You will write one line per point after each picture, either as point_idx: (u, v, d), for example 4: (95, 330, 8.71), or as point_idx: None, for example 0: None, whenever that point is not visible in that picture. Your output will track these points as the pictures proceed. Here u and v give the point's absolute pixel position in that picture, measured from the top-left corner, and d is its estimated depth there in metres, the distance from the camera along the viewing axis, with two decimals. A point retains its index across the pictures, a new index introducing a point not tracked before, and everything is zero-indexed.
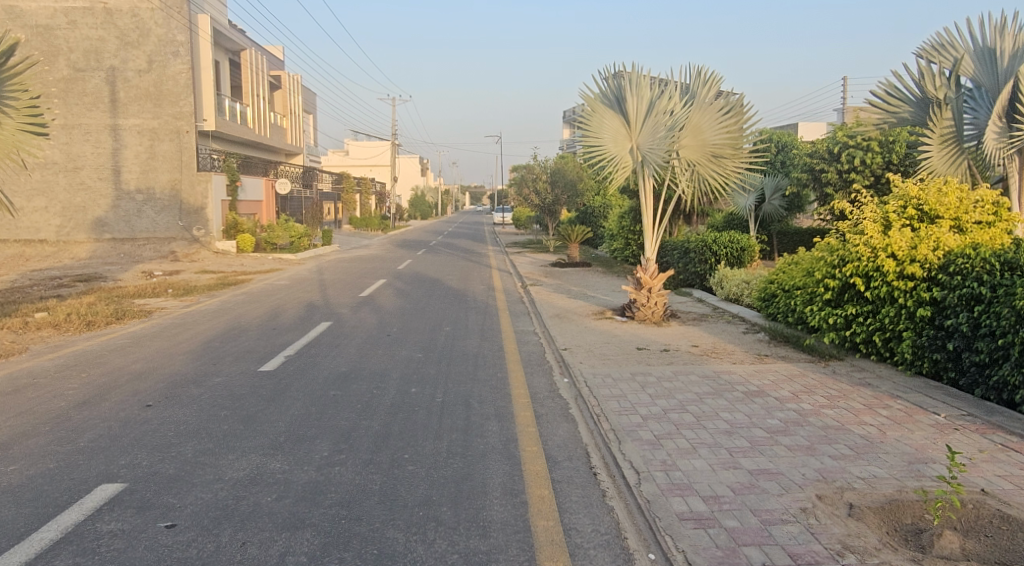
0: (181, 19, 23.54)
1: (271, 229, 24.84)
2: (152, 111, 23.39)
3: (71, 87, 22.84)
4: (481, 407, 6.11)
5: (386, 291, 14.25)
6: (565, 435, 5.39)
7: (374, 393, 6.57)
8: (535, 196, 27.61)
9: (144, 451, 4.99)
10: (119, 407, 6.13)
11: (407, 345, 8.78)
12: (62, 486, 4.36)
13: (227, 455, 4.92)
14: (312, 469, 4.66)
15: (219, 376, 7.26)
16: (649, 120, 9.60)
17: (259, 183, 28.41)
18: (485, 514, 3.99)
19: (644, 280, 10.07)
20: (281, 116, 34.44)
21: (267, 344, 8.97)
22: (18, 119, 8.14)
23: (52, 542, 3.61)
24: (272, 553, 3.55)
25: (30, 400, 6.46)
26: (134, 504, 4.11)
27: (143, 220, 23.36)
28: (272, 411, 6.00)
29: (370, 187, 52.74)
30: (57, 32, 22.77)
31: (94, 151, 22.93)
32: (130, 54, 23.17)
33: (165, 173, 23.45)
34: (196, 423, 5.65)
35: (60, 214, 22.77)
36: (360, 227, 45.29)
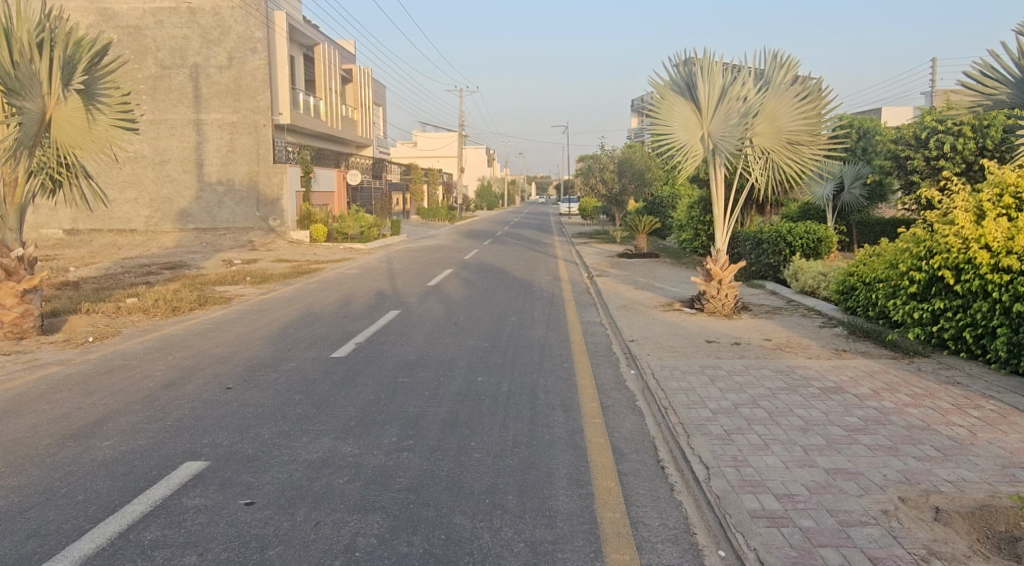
0: (259, 16, 24.09)
1: (341, 220, 25.39)
2: (231, 106, 24.27)
3: (158, 85, 24.16)
4: (547, 397, 6.11)
5: (453, 281, 14.42)
6: (632, 428, 5.33)
7: (442, 380, 6.68)
8: (602, 186, 27.25)
9: (226, 432, 5.23)
10: (203, 389, 6.44)
11: (474, 334, 8.87)
12: (150, 462, 4.61)
13: (301, 438, 5.10)
14: (382, 453, 4.79)
15: (294, 361, 7.54)
16: (721, 107, 9.33)
17: (331, 174, 29.24)
18: (552, 504, 3.99)
19: (714, 272, 9.80)
20: (352, 109, 35.20)
21: (338, 331, 9.26)
22: (111, 115, 8.60)
23: (142, 515, 3.83)
24: (344, 533, 3.65)
25: (123, 379, 6.91)
26: (217, 481, 4.31)
27: (223, 211, 24.48)
28: (344, 396, 6.19)
29: (437, 178, 53.30)
30: (146, 32, 24.08)
31: (179, 145, 24.26)
32: (213, 51, 24.14)
33: (243, 166, 24.37)
34: (273, 406, 5.88)
35: (149, 205, 24.36)
36: (428, 217, 45.88)
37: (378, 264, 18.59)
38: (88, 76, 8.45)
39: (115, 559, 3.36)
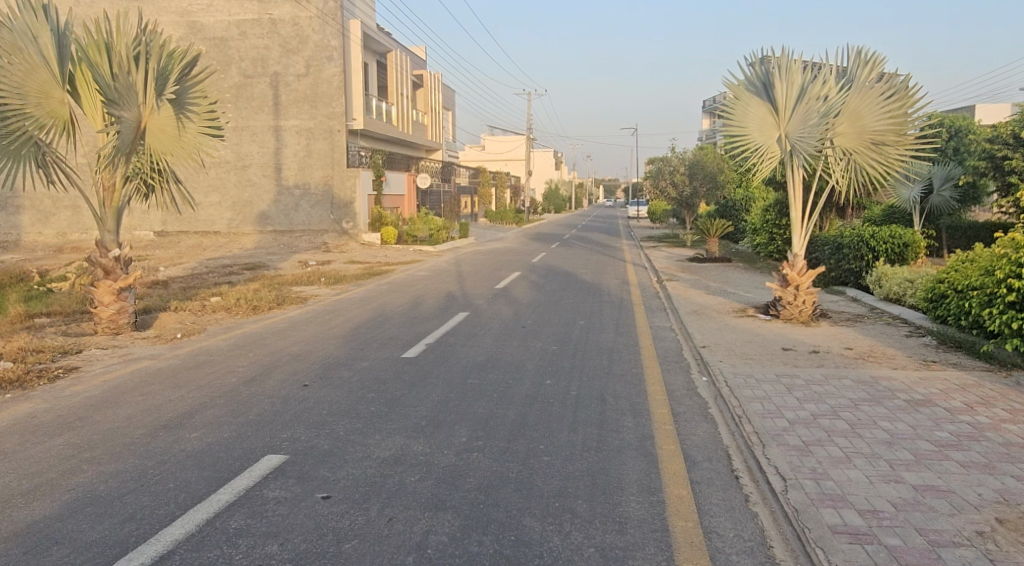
0: (335, 25, 24.85)
1: (411, 223, 25.87)
2: (309, 112, 25.14)
3: (241, 93, 25.30)
4: (616, 402, 6.05)
5: (521, 283, 14.50)
6: (704, 436, 5.21)
7: (511, 382, 6.72)
8: (673, 189, 26.79)
9: (303, 427, 5.41)
10: (281, 385, 6.70)
11: (542, 337, 8.88)
12: (234, 454, 4.83)
13: (374, 436, 5.22)
14: (452, 453, 4.86)
15: (366, 361, 7.72)
16: (800, 107, 9.02)
17: (402, 177, 29.87)
18: (622, 510, 3.95)
19: (791, 277, 9.47)
20: (422, 114, 35.86)
21: (409, 331, 9.45)
22: (198, 123, 9.11)
23: (227, 504, 4.02)
24: (416, 530, 3.72)
25: (209, 374, 7.26)
26: (295, 475, 4.47)
27: (299, 214, 25.35)
28: (415, 395, 6.32)
29: (505, 181, 53.61)
30: (230, 43, 25.23)
31: (260, 150, 25.32)
32: (291, 60, 25.05)
33: (319, 170, 25.19)
34: (348, 403, 6.06)
35: (231, 208, 25.53)
36: (495, 220, 46.23)
37: (447, 266, 18.86)
38: (178, 86, 8.93)
39: (202, 545, 3.53)
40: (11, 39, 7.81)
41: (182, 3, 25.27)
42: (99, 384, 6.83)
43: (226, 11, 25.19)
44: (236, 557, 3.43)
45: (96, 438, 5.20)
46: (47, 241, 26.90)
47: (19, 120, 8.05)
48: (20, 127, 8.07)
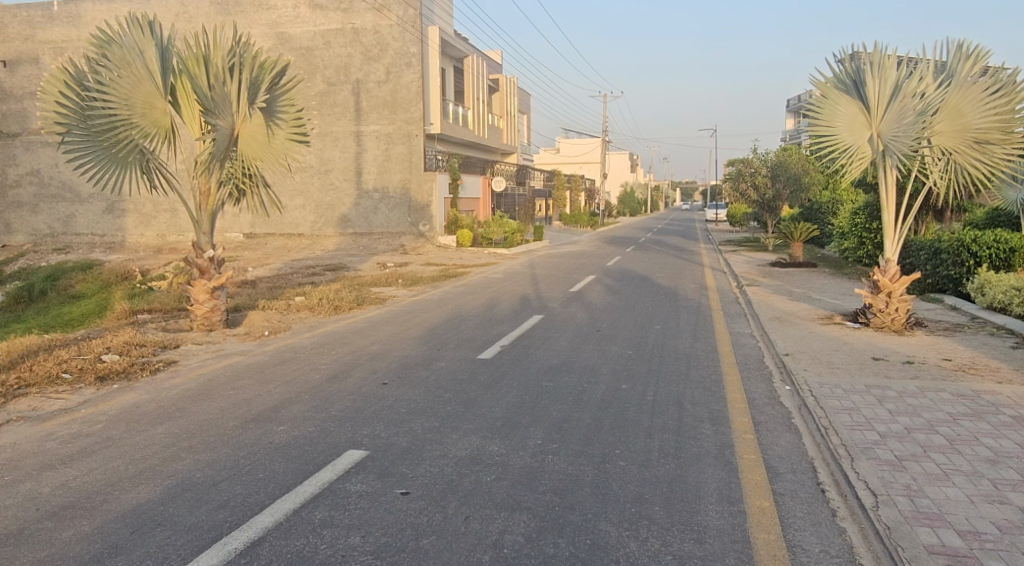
0: (415, 32, 25.39)
1: (487, 226, 26.05)
2: (388, 117, 25.81)
3: (325, 100, 26.26)
4: (694, 409, 5.93)
5: (595, 287, 14.41)
6: (788, 446, 5.04)
7: (586, 386, 6.69)
8: (754, 191, 26.00)
9: (383, 424, 5.57)
10: (362, 383, 6.90)
11: (617, 341, 8.80)
12: (319, 448, 5.02)
13: (451, 435, 5.31)
14: (527, 455, 4.88)
15: (443, 361, 7.87)
16: (894, 106, 8.60)
17: (477, 181, 30.24)
18: (700, 519, 3.87)
19: (882, 283, 9.03)
20: (498, 117, 36.19)
21: (484, 333, 9.56)
22: (287, 130, 9.46)
23: (312, 495, 4.18)
24: (493, 529, 3.77)
25: (294, 370, 7.57)
26: (376, 470, 4.60)
27: (378, 217, 26.07)
28: (491, 396, 6.38)
29: (580, 185, 53.41)
30: (315, 52, 26.22)
31: (342, 155, 26.19)
32: (373, 67, 25.78)
33: (397, 173, 25.82)
34: (425, 402, 6.19)
35: (315, 211, 26.55)
36: (570, 223, 46.14)
37: (522, 269, 18.95)
38: (269, 95, 9.30)
39: (289, 534, 3.68)
40: (122, 55, 8.42)
41: (272, 15, 26.46)
42: (195, 378, 7.24)
43: (312, 21, 26.20)
44: (320, 546, 3.57)
45: (194, 427, 5.52)
46: (148, 242, 28.74)
47: (127, 130, 8.65)
48: (127, 136, 8.69)
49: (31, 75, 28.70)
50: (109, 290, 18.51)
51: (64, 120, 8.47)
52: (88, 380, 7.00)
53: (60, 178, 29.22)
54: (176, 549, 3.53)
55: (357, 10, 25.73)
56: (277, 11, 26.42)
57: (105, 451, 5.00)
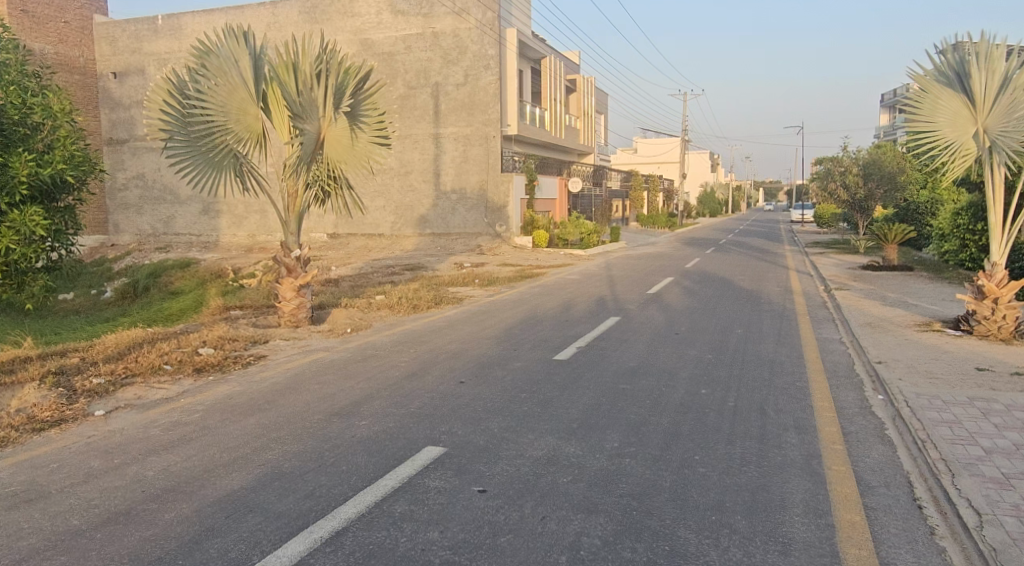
0: (493, 34, 25.61)
1: (563, 226, 25.99)
2: (466, 119, 26.16)
3: (406, 103, 26.87)
4: (778, 416, 5.73)
5: (673, 288, 14.15)
6: (881, 459, 4.79)
7: (664, 390, 6.58)
8: (844, 191, 24.90)
9: (461, 422, 5.65)
10: (440, 381, 7.03)
11: (696, 345, 8.60)
12: (399, 443, 5.14)
13: (527, 435, 5.33)
14: (604, 457, 4.84)
15: (519, 361, 7.91)
16: (1005, 99, 8.02)
17: (554, 182, 30.27)
18: (785, 530, 3.74)
19: (988, 289, 8.45)
20: (575, 118, 36.10)
21: (560, 334, 9.55)
22: (370, 133, 9.76)
23: (392, 489, 4.28)
24: (569, 531, 3.76)
25: (374, 367, 7.78)
26: (453, 467, 4.67)
27: (456, 217, 26.49)
28: (567, 397, 6.36)
29: (658, 185, 52.56)
30: (397, 56, 26.88)
31: (421, 157, 26.76)
32: (452, 70, 26.19)
33: (475, 175, 26.16)
34: (501, 402, 6.23)
35: (395, 212, 27.24)
36: (647, 224, 45.48)
37: (598, 270, 18.82)
38: (354, 100, 9.59)
39: (371, 526, 3.79)
40: (218, 64, 8.88)
41: (356, 22, 27.29)
42: (283, 372, 7.56)
43: (394, 27, 26.86)
44: (401, 540, 3.65)
45: (282, 420, 5.77)
46: (240, 242, 30.22)
47: (222, 135, 9.14)
48: (223, 141, 9.19)
49: (138, 86, 30.73)
50: (205, 287, 19.60)
51: (167, 127, 9.04)
52: (186, 372, 7.44)
53: (162, 181, 31.16)
54: (267, 535, 3.70)
55: (437, 15, 26.19)
56: (361, 18, 27.23)
57: (202, 438, 5.30)
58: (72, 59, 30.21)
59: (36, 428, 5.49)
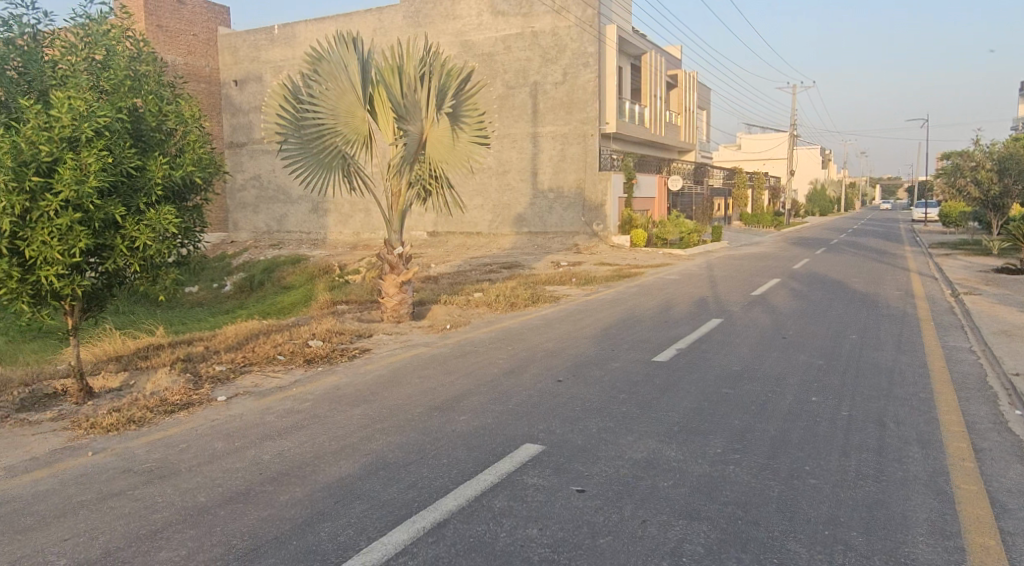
0: (592, 32, 25.38)
1: (662, 225, 25.43)
2: (564, 118, 26.12)
3: (505, 103, 27.17)
4: (899, 428, 5.36)
5: (780, 291, 13.54)
6: (1019, 480, 4.38)
7: (770, 396, 6.30)
8: (974, 187, 22.99)
9: (558, 421, 5.65)
10: (537, 379, 7.05)
11: (805, 350, 8.18)
12: (497, 439, 5.20)
13: (626, 436, 5.26)
14: (706, 463, 4.69)
15: (618, 361, 7.82)
16: None
17: (653, 180, 29.70)
18: (907, 551, 3.49)
19: None
20: (676, 114, 35.28)
21: (659, 335, 9.35)
22: (470, 133, 9.80)
23: (491, 484, 4.33)
24: (671, 536, 3.67)
25: (473, 363, 7.90)
26: (551, 465, 4.67)
27: (553, 216, 26.49)
28: (667, 400, 6.22)
29: (763, 182, 50.49)
30: (496, 57, 27.21)
31: (519, 156, 26.99)
32: (550, 69, 26.22)
33: (573, 174, 26.10)
34: (599, 402, 6.18)
35: (493, 211, 27.62)
36: (751, 223, 43.79)
37: (698, 271, 18.31)
38: (456, 101, 9.70)
39: (471, 519, 3.85)
40: (330, 68, 9.32)
41: (457, 25, 27.86)
42: (386, 365, 7.84)
43: (494, 28, 27.19)
44: (500, 535, 3.69)
45: (386, 411, 5.97)
46: (346, 239, 31.52)
47: (332, 137, 9.60)
48: (332, 143, 9.62)
49: (256, 92, 32.70)
50: (314, 282, 20.58)
51: (283, 130, 9.55)
52: (298, 362, 7.86)
53: (276, 182, 33.02)
54: (373, 522, 3.83)
55: (537, 14, 26.29)
56: (462, 20, 27.75)
57: (312, 426, 5.57)
58: (199, 69, 32.55)
59: (167, 410, 5.95)
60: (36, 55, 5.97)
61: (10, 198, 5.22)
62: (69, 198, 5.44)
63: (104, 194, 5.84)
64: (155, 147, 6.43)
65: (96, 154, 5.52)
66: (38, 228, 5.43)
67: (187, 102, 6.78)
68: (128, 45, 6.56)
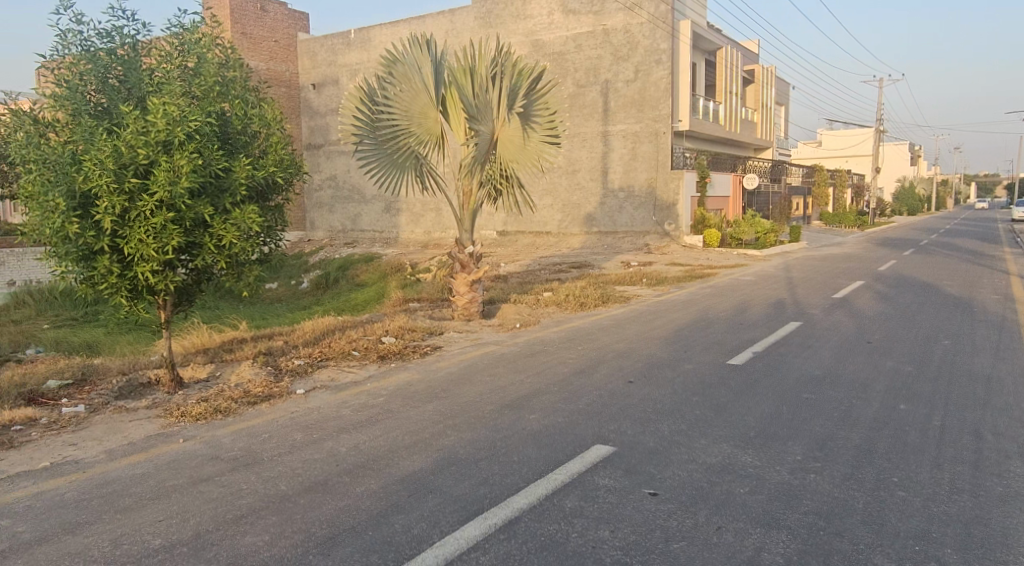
0: (666, 28, 24.90)
1: (737, 225, 24.72)
2: (636, 116, 25.79)
3: (575, 102, 27.07)
4: (997, 441, 5.03)
5: (864, 293, 12.94)
6: None
7: (854, 402, 6.03)
8: None
9: (629, 422, 5.58)
10: (608, 380, 6.98)
11: (892, 356, 7.78)
12: (567, 439, 5.18)
13: (700, 440, 5.14)
14: (785, 470, 4.53)
15: (691, 363, 7.66)
16: None
17: (728, 178, 28.93)
18: None
19: None
20: (752, 111, 34.25)
21: (735, 337, 9.10)
22: (541, 133, 9.73)
23: (563, 484, 4.32)
24: (748, 545, 3.56)
25: (543, 363, 7.89)
26: (623, 467, 4.61)
27: (623, 216, 26.20)
28: (743, 404, 6.05)
29: (846, 180, 48.37)
30: (567, 56, 27.13)
31: (589, 155, 26.85)
32: (622, 67, 25.93)
33: (644, 173, 25.72)
34: (672, 404, 6.06)
35: (562, 210, 27.58)
36: (833, 223, 42.06)
37: (775, 272, 17.72)
38: (527, 101, 9.69)
39: (542, 517, 3.85)
40: (404, 71, 9.53)
41: (528, 24, 27.94)
42: (457, 363, 7.93)
43: (565, 26, 27.11)
44: (571, 535, 3.67)
45: (458, 408, 6.05)
46: (417, 238, 32.08)
47: (406, 138, 9.79)
48: (406, 144, 9.81)
49: (333, 95, 33.74)
50: (386, 280, 21.07)
51: (359, 131, 9.79)
52: (372, 358, 8.05)
53: (351, 182, 33.97)
54: (446, 516, 3.88)
55: (608, 11, 26.04)
56: (533, 19, 27.80)
57: (386, 421, 5.69)
58: (280, 73, 33.87)
59: (251, 401, 6.21)
60: (135, 63, 6.33)
61: (112, 197, 5.58)
62: (163, 199, 5.76)
63: (195, 194, 6.14)
64: (241, 149, 6.71)
65: (188, 157, 5.81)
66: (136, 226, 5.77)
67: (270, 106, 7.03)
68: (218, 52, 6.86)
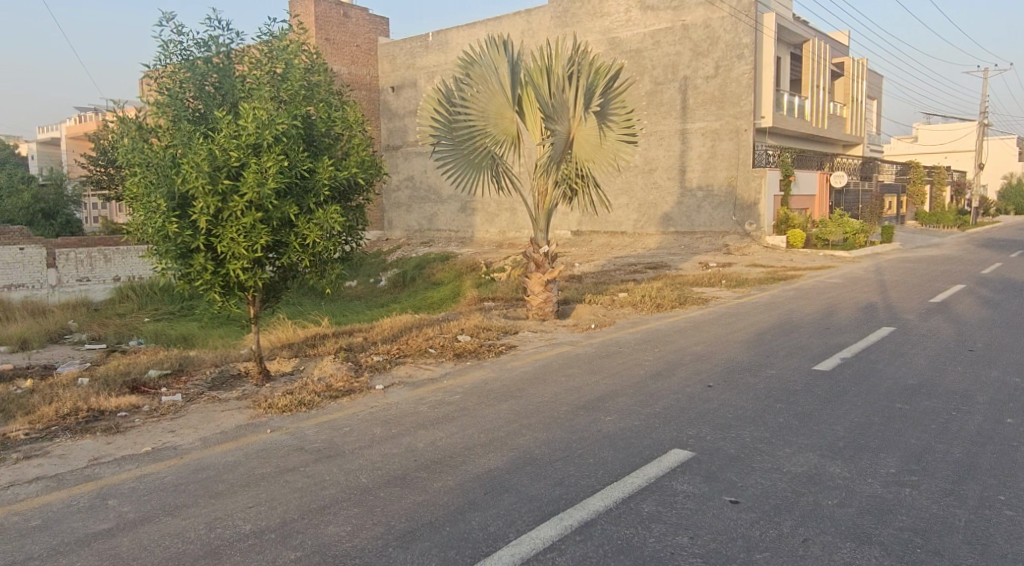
0: (748, 21, 24.11)
1: (823, 225, 23.64)
2: (715, 113, 25.13)
3: (653, 100, 26.67)
4: None
5: (965, 298, 12.13)
6: None
7: (954, 414, 5.66)
8: None
9: (709, 427, 5.43)
10: (686, 383, 6.81)
11: (997, 366, 7.26)
12: (645, 442, 5.09)
13: (784, 448, 4.95)
14: (877, 483, 4.30)
15: (773, 368, 7.39)
16: None
17: (813, 176, 27.77)
18: None
19: None
20: (841, 106, 32.74)
21: (821, 342, 8.72)
22: (618, 131, 9.60)
23: (640, 488, 4.25)
24: (837, 559, 3.40)
25: (618, 364, 7.79)
26: (702, 473, 4.50)
27: (701, 215, 25.58)
28: (830, 412, 5.78)
29: (945, 177, 45.53)
30: (645, 53, 26.74)
31: (666, 153, 26.41)
32: (701, 63, 25.31)
33: (724, 171, 25.03)
34: (754, 410, 5.86)
35: (638, 210, 27.23)
36: (929, 223, 39.68)
37: (864, 274, 16.88)
38: (603, 100, 9.60)
39: (619, 521, 3.80)
40: (480, 72, 9.64)
41: (605, 22, 27.71)
42: (531, 362, 7.93)
43: (643, 23, 26.73)
44: (649, 539, 3.60)
45: (532, 408, 6.05)
46: (492, 238, 32.34)
47: (482, 138, 9.89)
48: (482, 144, 9.90)
49: (412, 97, 34.47)
50: (461, 279, 21.37)
51: (437, 132, 9.96)
52: (448, 356, 8.15)
53: (428, 182, 34.61)
54: (522, 515, 3.89)
55: (688, 6, 25.48)
56: (611, 17, 27.54)
57: (461, 418, 5.75)
58: (361, 77, 34.89)
59: (332, 395, 6.42)
60: (228, 71, 6.66)
61: (208, 198, 5.87)
62: (253, 200, 6.02)
63: (281, 195, 6.40)
64: (325, 151, 6.93)
65: (275, 159, 6.05)
66: (228, 225, 6.06)
67: (352, 108, 7.23)
68: (304, 58, 7.12)
